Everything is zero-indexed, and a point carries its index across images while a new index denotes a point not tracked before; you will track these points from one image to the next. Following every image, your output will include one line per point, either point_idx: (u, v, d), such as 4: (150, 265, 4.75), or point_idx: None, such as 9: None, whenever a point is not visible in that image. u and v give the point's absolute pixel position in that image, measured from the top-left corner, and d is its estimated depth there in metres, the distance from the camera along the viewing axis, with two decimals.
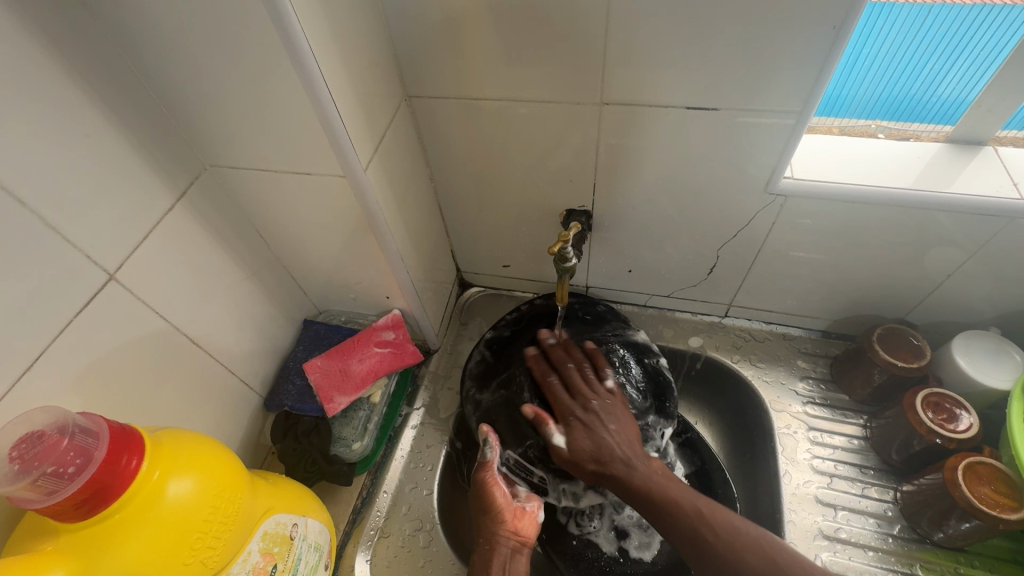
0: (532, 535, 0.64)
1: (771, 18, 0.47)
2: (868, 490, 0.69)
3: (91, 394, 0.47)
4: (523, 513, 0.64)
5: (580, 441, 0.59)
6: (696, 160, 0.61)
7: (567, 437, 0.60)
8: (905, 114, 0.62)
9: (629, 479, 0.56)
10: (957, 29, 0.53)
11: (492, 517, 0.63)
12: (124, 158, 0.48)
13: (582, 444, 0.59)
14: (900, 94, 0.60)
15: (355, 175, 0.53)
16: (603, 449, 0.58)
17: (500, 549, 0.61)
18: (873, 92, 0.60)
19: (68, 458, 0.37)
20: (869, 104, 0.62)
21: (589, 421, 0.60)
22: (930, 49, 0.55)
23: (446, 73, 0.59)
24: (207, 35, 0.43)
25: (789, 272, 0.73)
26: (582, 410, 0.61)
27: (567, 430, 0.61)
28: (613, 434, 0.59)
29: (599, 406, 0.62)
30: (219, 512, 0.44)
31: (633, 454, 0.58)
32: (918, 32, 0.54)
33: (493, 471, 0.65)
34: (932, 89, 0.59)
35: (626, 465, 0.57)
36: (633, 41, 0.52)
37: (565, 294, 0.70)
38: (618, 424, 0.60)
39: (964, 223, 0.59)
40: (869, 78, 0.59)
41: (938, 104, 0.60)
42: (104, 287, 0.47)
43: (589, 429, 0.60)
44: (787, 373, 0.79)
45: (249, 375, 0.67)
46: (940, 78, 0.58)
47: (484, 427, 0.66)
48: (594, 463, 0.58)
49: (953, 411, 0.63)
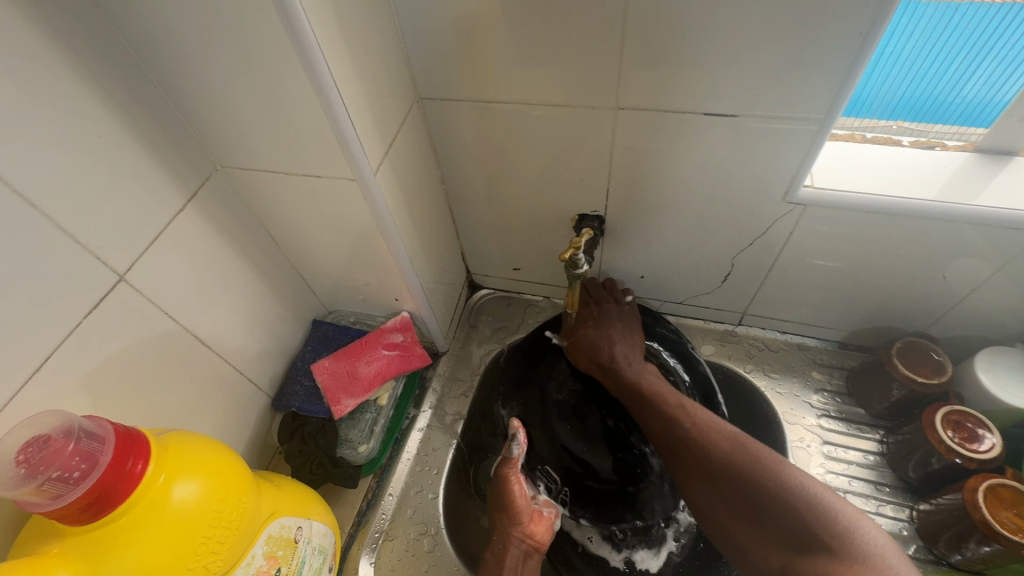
0: (545, 541, 0.63)
1: (795, 23, 0.46)
2: (883, 508, 0.67)
3: (99, 394, 0.48)
4: (539, 518, 0.64)
5: (589, 334, 0.68)
6: (712, 166, 0.60)
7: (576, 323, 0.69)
8: (928, 115, 0.59)
9: (626, 376, 0.63)
10: (984, 28, 0.50)
11: (509, 516, 0.62)
12: (136, 159, 0.48)
13: (586, 336, 0.68)
14: (923, 94, 0.57)
15: (365, 178, 0.53)
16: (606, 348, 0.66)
17: (512, 550, 0.61)
18: (895, 92, 0.57)
19: (73, 463, 0.37)
20: (892, 104, 0.59)
21: (599, 322, 0.69)
22: (955, 49, 0.52)
23: (459, 76, 0.58)
24: (217, 38, 0.43)
25: (807, 281, 0.71)
26: (594, 314, 0.70)
27: (581, 330, 0.69)
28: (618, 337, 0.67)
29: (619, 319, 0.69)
30: (223, 516, 0.44)
31: (631, 356, 0.65)
32: (943, 31, 0.51)
33: (516, 468, 0.65)
34: (957, 90, 0.56)
35: (624, 361, 0.64)
36: (651, 44, 0.50)
37: (575, 301, 0.67)
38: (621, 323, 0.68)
39: (991, 236, 0.57)
40: (891, 78, 0.56)
41: (962, 106, 0.57)
42: (114, 288, 0.48)
43: (598, 328, 0.68)
44: (801, 385, 0.77)
45: (257, 375, 0.68)
46: (965, 79, 0.54)
47: (513, 423, 0.66)
48: (597, 367, 0.66)
49: (975, 431, 0.60)
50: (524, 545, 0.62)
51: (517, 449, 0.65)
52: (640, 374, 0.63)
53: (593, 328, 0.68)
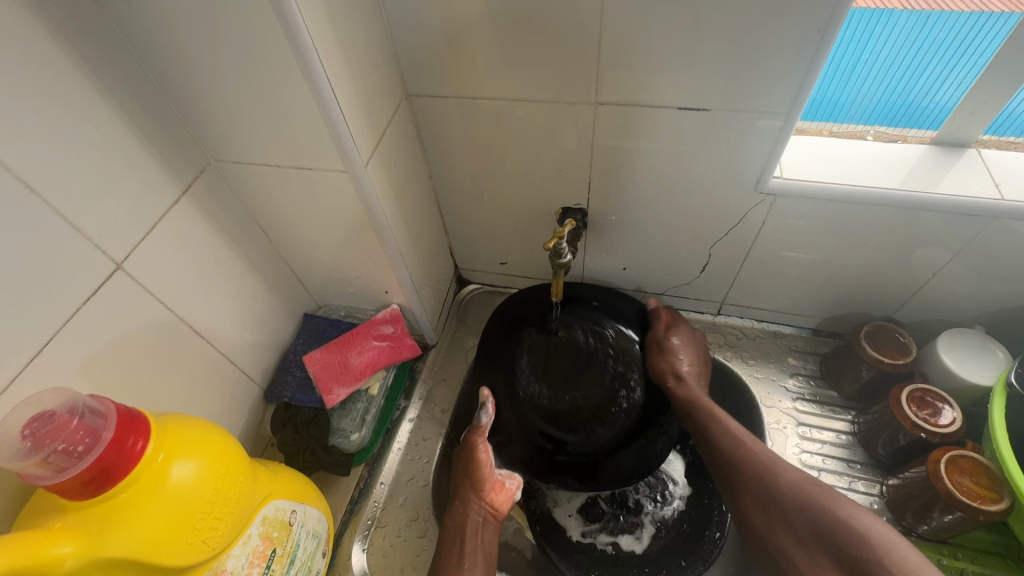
0: (504, 510, 0.65)
1: (758, 24, 0.49)
2: (855, 484, 0.71)
3: (96, 381, 0.49)
4: (500, 487, 0.66)
5: (675, 338, 0.75)
6: (688, 159, 0.63)
7: (676, 347, 0.74)
8: (903, 121, 0.63)
9: (688, 394, 0.69)
10: (955, 35, 0.54)
11: (472, 483, 0.65)
12: (132, 152, 0.49)
13: (664, 364, 0.73)
14: (899, 99, 0.61)
15: (356, 170, 0.55)
16: (677, 368, 0.72)
17: (472, 516, 0.63)
18: (873, 98, 0.61)
19: (77, 437, 0.38)
20: (869, 109, 0.62)
21: (659, 346, 0.75)
22: (928, 57, 0.56)
23: (445, 74, 0.61)
24: (215, 34, 0.45)
25: (780, 270, 0.74)
26: (661, 338, 0.75)
27: (666, 346, 0.74)
28: (685, 360, 0.73)
29: (680, 342, 0.74)
30: (220, 495, 0.45)
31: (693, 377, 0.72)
32: (915, 40, 0.55)
33: (483, 437, 0.67)
34: (931, 96, 0.60)
35: (678, 378, 0.71)
36: (627, 42, 0.53)
37: (559, 289, 0.71)
38: (693, 352, 0.74)
39: (948, 223, 0.60)
40: (868, 85, 0.60)
41: (935, 111, 0.61)
42: (111, 276, 0.49)
43: (666, 353, 0.74)
44: (778, 370, 0.80)
45: (250, 367, 0.69)
46: (938, 86, 0.59)
47: (485, 392, 0.69)
48: (674, 378, 0.71)
49: (936, 405, 0.64)
50: (484, 516, 0.64)
51: (483, 420, 0.67)
52: (692, 391, 0.69)
53: (655, 352, 0.74)
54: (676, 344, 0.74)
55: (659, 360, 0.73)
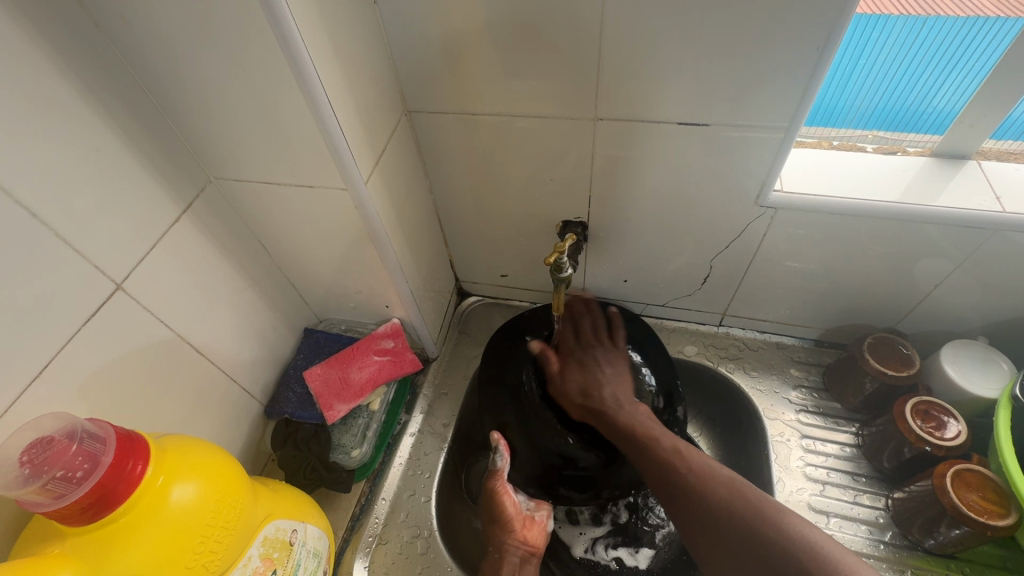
0: (540, 543, 0.68)
1: (756, 40, 0.49)
2: (860, 497, 0.70)
3: (95, 401, 0.48)
4: (531, 523, 0.68)
5: (574, 378, 0.66)
6: (688, 172, 0.63)
7: (563, 370, 0.67)
8: (901, 124, 0.63)
9: (616, 416, 0.62)
10: (951, 41, 0.54)
11: (502, 526, 0.66)
12: (131, 172, 0.49)
13: (573, 379, 0.66)
14: (897, 103, 0.61)
15: (356, 186, 0.55)
16: (592, 385, 0.65)
17: (510, 558, 0.64)
18: (870, 102, 0.61)
19: (76, 463, 0.38)
20: (866, 114, 0.63)
21: (582, 360, 0.68)
22: (925, 62, 0.56)
23: (445, 90, 0.61)
24: (216, 56, 0.45)
25: (781, 281, 0.74)
26: (581, 352, 0.69)
27: (564, 366, 0.68)
28: (606, 375, 0.66)
29: (612, 368, 0.67)
30: (220, 517, 0.45)
31: (623, 398, 0.64)
32: (912, 45, 0.55)
33: (503, 480, 0.68)
34: (929, 99, 0.60)
35: (616, 405, 0.63)
36: (626, 57, 0.53)
37: (561, 303, 0.70)
38: (614, 372, 0.67)
39: (951, 234, 0.60)
40: (866, 89, 0.60)
41: (933, 115, 0.61)
42: (111, 296, 0.49)
43: (585, 368, 0.67)
44: (780, 382, 0.80)
45: (250, 383, 0.69)
46: (935, 89, 0.59)
47: (496, 435, 0.68)
48: (581, 396, 0.65)
49: (941, 418, 0.64)
50: (523, 552, 0.66)
51: (501, 466, 0.69)
52: (634, 417, 0.62)
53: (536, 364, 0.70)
54: (559, 375, 0.67)
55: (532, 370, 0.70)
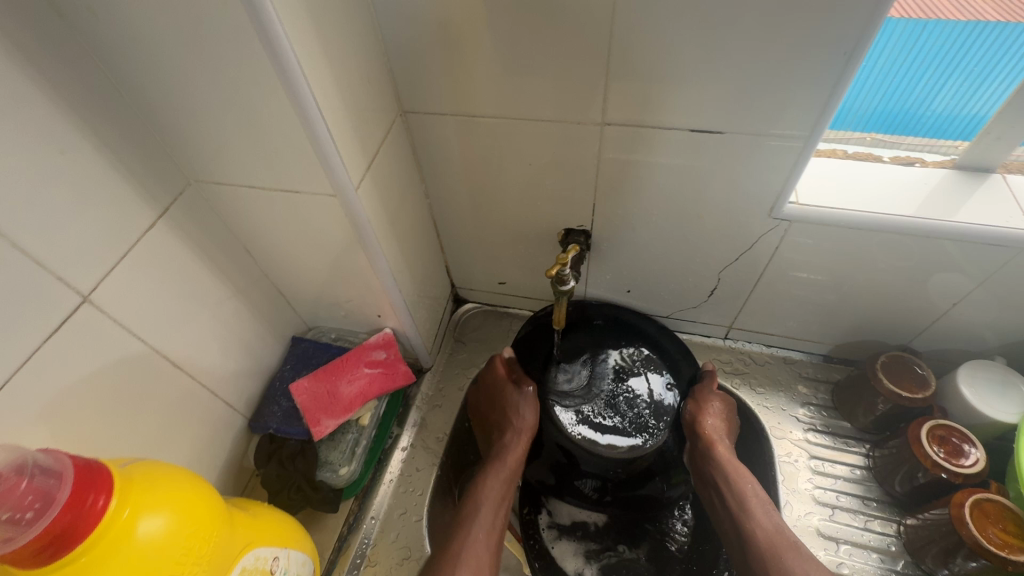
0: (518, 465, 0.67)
1: (775, 44, 0.46)
2: (871, 523, 0.67)
3: (59, 423, 0.45)
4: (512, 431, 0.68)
5: (712, 420, 0.68)
6: (699, 181, 0.59)
7: (701, 414, 0.68)
8: (899, 128, 0.60)
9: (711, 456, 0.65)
10: (951, 45, 0.51)
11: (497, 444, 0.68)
12: (101, 175, 0.46)
13: (710, 420, 0.68)
14: (895, 107, 0.58)
15: (346, 193, 0.51)
16: (699, 425, 0.67)
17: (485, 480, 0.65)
18: (869, 105, 0.58)
19: (26, 502, 0.34)
20: (865, 116, 0.59)
21: (699, 399, 0.70)
22: (925, 65, 0.52)
23: (442, 91, 0.58)
24: (191, 52, 0.41)
25: (792, 294, 0.71)
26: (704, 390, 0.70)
27: (699, 407, 0.69)
28: (716, 411, 0.69)
29: (716, 397, 0.70)
30: (192, 553, 0.41)
31: (720, 435, 0.67)
32: (911, 48, 0.52)
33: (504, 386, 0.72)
34: (927, 103, 0.56)
35: (716, 440, 0.66)
36: (637, 58, 0.50)
37: (562, 317, 0.69)
38: (723, 408, 0.70)
39: (972, 252, 0.57)
40: (865, 92, 0.56)
41: (933, 119, 0.58)
42: (78, 310, 0.45)
43: (702, 409, 0.69)
44: (787, 399, 0.77)
45: (232, 397, 0.65)
46: (934, 94, 0.55)
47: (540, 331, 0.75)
48: (714, 435, 0.66)
49: (960, 445, 0.61)
50: (517, 438, 0.68)
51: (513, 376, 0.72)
52: (730, 459, 0.64)
53: (693, 402, 0.70)
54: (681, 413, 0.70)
55: (696, 409, 0.69)
